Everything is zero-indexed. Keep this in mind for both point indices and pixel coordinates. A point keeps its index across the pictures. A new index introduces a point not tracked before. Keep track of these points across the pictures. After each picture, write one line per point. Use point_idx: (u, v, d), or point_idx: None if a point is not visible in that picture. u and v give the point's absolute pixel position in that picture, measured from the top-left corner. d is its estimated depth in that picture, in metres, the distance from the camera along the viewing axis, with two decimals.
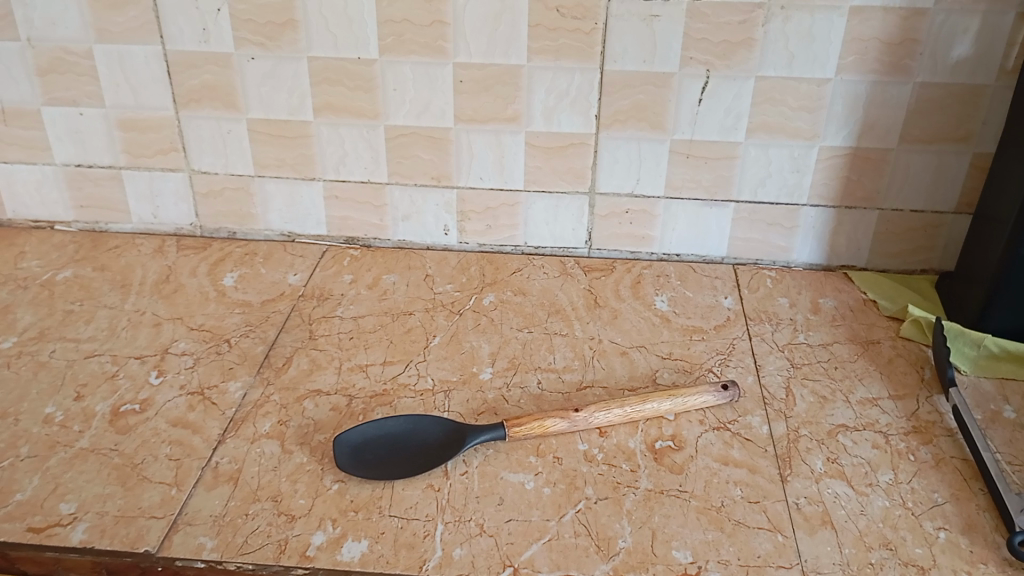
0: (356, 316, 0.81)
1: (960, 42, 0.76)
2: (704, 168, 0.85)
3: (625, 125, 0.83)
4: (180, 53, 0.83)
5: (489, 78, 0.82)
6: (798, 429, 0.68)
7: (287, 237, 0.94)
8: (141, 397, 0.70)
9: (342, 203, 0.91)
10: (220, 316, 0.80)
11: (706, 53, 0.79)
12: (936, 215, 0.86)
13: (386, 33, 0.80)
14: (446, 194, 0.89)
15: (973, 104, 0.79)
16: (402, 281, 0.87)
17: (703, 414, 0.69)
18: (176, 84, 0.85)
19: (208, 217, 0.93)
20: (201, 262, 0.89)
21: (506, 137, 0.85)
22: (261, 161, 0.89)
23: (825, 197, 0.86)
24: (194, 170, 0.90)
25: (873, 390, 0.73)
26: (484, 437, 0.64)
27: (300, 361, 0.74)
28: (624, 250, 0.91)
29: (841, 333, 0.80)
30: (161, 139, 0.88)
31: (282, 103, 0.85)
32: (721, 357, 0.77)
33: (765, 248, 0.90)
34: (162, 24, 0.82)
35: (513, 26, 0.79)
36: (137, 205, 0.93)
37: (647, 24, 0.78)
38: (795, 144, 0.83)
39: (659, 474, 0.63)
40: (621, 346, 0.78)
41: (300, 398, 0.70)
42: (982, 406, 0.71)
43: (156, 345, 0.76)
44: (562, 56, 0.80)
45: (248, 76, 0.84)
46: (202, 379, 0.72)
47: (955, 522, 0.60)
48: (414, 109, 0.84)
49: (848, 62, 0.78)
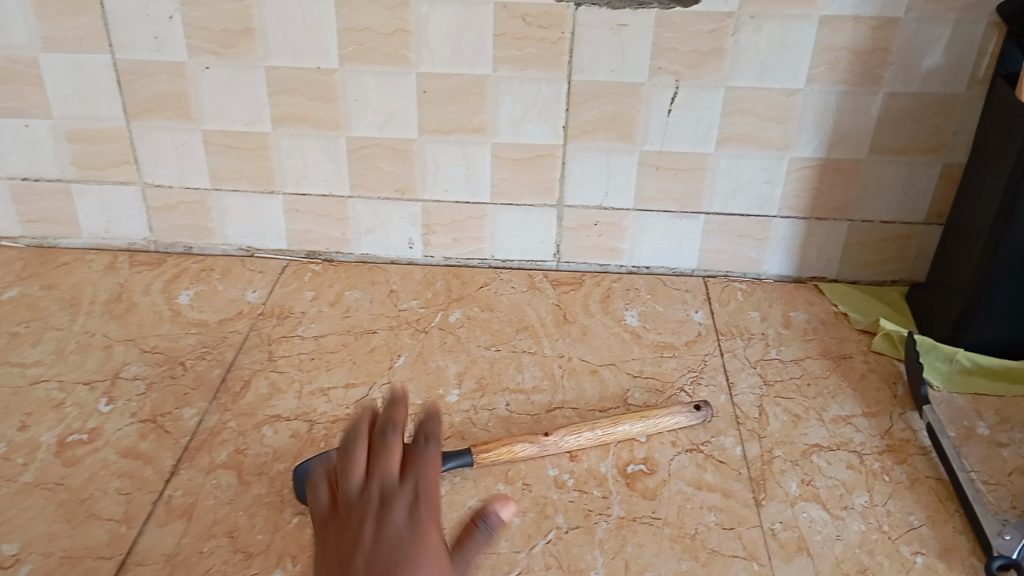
0: (317, 335, 0.78)
1: (931, 52, 0.75)
2: (675, 181, 0.84)
3: (594, 136, 0.81)
4: (132, 62, 0.80)
5: (455, 88, 0.79)
6: (771, 449, 0.67)
7: (246, 251, 0.90)
8: (89, 425, 0.67)
9: (303, 217, 0.88)
10: (174, 336, 0.77)
11: (676, 63, 0.77)
12: (906, 226, 0.85)
13: (347, 42, 0.78)
14: (411, 207, 0.87)
15: (944, 115, 0.78)
16: (365, 297, 0.84)
17: (676, 435, 0.68)
18: (127, 94, 0.81)
19: (162, 231, 0.89)
20: (154, 279, 0.86)
21: (472, 149, 0.83)
22: (219, 173, 0.86)
23: (796, 209, 0.85)
24: (147, 183, 0.87)
25: (847, 407, 0.72)
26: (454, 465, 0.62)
27: (259, 385, 0.71)
28: (594, 263, 0.89)
29: (813, 348, 0.79)
30: (113, 151, 0.85)
31: (240, 113, 0.82)
32: (693, 374, 0.75)
33: (736, 260, 0.88)
34: (112, 33, 0.78)
35: (479, 35, 0.77)
36: (88, 220, 0.89)
37: (616, 34, 0.76)
38: (766, 155, 0.82)
39: (632, 500, 0.62)
40: (592, 364, 0.76)
41: (259, 424, 0.67)
42: (956, 423, 0.70)
43: (107, 369, 0.73)
44: (529, 65, 0.78)
45: (204, 86, 0.81)
46: (155, 406, 0.69)
47: (932, 546, 0.59)
48: (377, 120, 0.82)
49: (819, 72, 0.77)
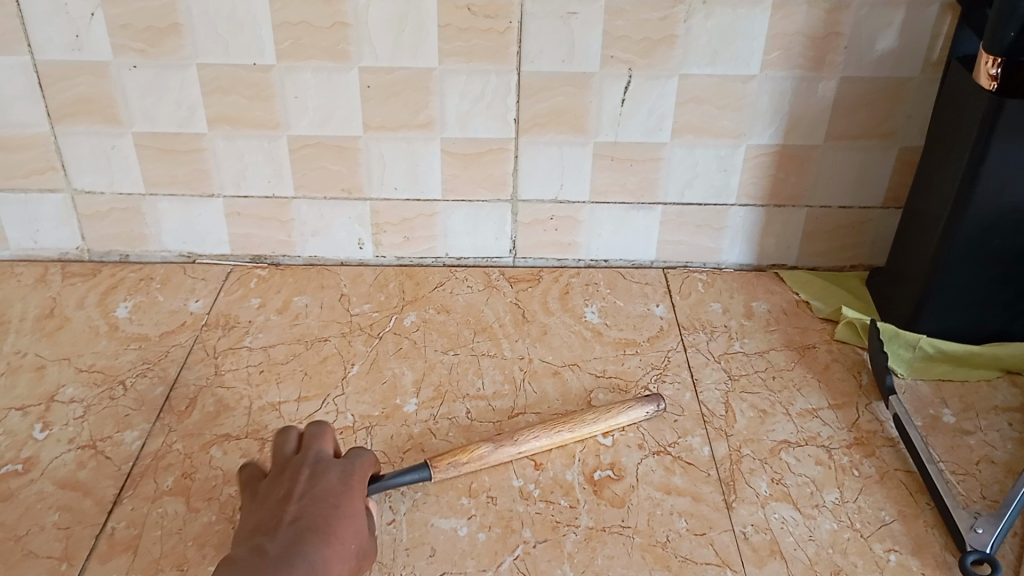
0: (265, 346, 0.74)
1: (884, 35, 0.74)
2: (630, 172, 0.81)
3: (545, 129, 0.79)
4: (51, 63, 0.75)
5: (399, 83, 0.76)
6: (739, 448, 0.66)
7: (186, 258, 0.86)
8: (22, 455, 0.62)
9: (245, 220, 0.84)
10: (113, 353, 0.73)
11: (626, 52, 0.75)
12: (863, 211, 0.84)
13: (282, 37, 0.74)
14: (358, 207, 0.83)
15: (899, 97, 0.77)
16: (315, 302, 0.81)
17: (642, 438, 0.66)
18: (48, 97, 0.76)
19: (95, 240, 0.85)
20: (89, 292, 0.81)
21: (419, 145, 0.79)
22: (152, 178, 0.81)
23: (753, 197, 0.83)
24: (75, 190, 0.82)
25: (812, 400, 0.71)
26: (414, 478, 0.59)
27: (205, 403, 0.68)
28: (550, 258, 0.87)
29: (776, 339, 0.78)
30: (36, 158, 0.80)
31: (171, 114, 0.77)
32: (657, 372, 0.73)
33: (694, 251, 0.87)
34: (27, 32, 0.73)
35: (421, 27, 0.73)
36: (14, 231, 0.84)
37: (564, 23, 0.73)
38: (722, 144, 0.80)
39: (600, 509, 0.60)
40: (553, 366, 0.74)
41: (206, 446, 0.63)
42: (921, 412, 0.70)
43: (40, 393, 0.69)
44: (475, 57, 0.75)
45: (130, 87, 0.76)
46: (93, 431, 0.65)
47: (904, 543, 0.58)
48: (318, 118, 0.78)
49: (772, 58, 0.75)
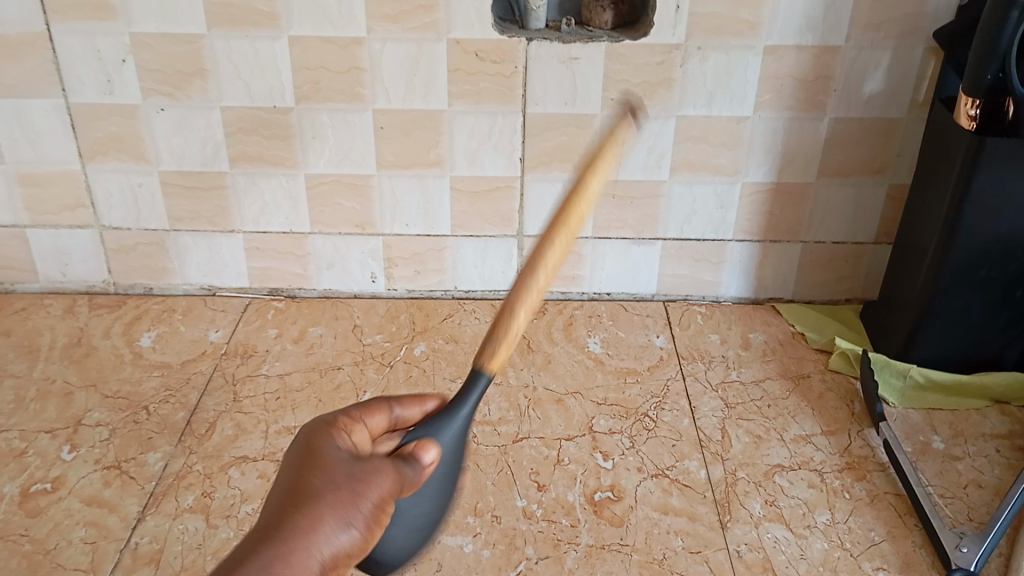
0: (282, 373, 0.78)
1: (871, 77, 0.78)
2: (631, 208, 0.85)
3: (549, 167, 0.83)
4: (84, 105, 0.79)
5: (411, 123, 0.80)
6: (735, 471, 0.68)
7: (207, 290, 0.90)
8: (52, 474, 0.66)
9: (264, 254, 0.88)
10: (137, 380, 0.77)
11: (626, 94, 0.79)
12: (857, 245, 0.87)
13: (302, 80, 0.78)
14: (371, 241, 0.87)
15: (888, 137, 0.81)
16: (329, 332, 0.84)
17: (641, 461, 0.69)
18: (80, 137, 0.81)
19: (121, 273, 0.89)
20: (115, 322, 0.85)
21: (430, 182, 0.84)
22: (176, 214, 0.85)
23: (749, 232, 0.87)
24: (104, 226, 0.86)
25: (806, 426, 0.73)
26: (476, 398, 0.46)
27: (224, 427, 0.71)
28: (555, 291, 0.90)
29: (772, 369, 0.81)
30: (68, 195, 0.84)
31: (195, 153, 0.82)
32: (657, 400, 0.76)
33: (694, 284, 0.90)
34: (63, 76, 0.78)
35: (431, 71, 0.78)
36: (44, 264, 0.88)
37: (567, 67, 0.77)
38: (718, 181, 0.84)
39: (600, 528, 0.62)
40: (557, 393, 0.77)
41: (225, 466, 0.67)
42: (912, 438, 0.72)
43: (68, 417, 0.72)
44: (483, 99, 0.79)
45: (158, 127, 0.81)
46: (118, 452, 0.68)
47: (893, 561, 0.61)
48: (334, 156, 0.82)
49: (765, 100, 0.79)
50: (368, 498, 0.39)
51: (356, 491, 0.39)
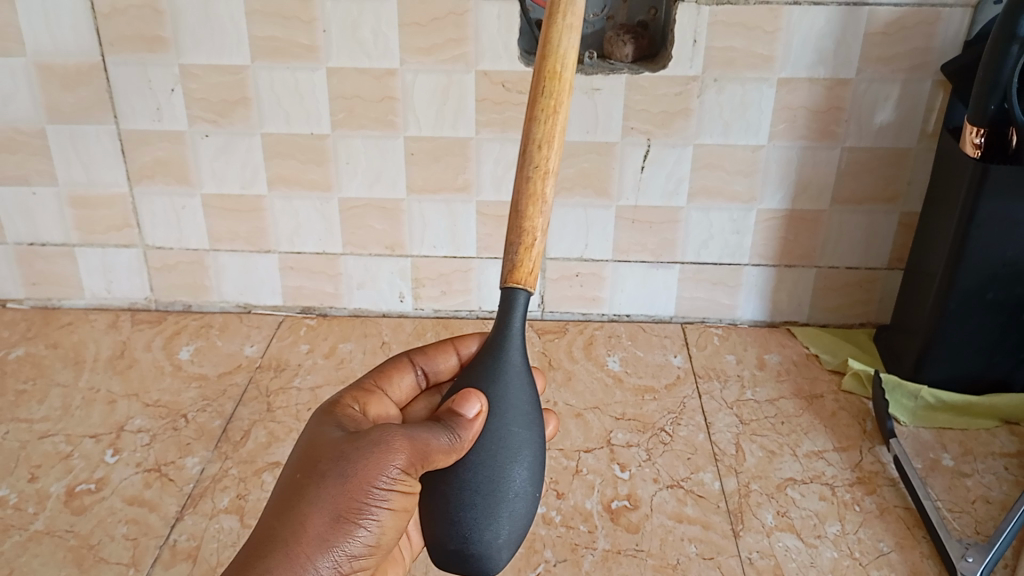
0: (313, 386, 0.81)
1: (882, 109, 0.81)
2: (650, 232, 0.88)
3: (572, 192, 0.86)
4: (134, 131, 0.84)
5: (440, 150, 0.84)
6: (748, 483, 0.71)
7: (242, 308, 0.94)
8: (96, 475, 0.70)
9: (298, 273, 0.92)
10: (176, 390, 0.80)
11: (646, 123, 0.83)
12: (870, 270, 0.90)
13: (338, 109, 0.83)
14: (400, 262, 0.91)
15: (899, 166, 0.84)
16: (358, 348, 0.88)
17: (657, 473, 0.71)
18: (128, 161, 0.86)
19: (162, 290, 0.93)
20: (155, 336, 0.89)
21: (457, 207, 0.87)
22: (216, 234, 0.90)
23: (765, 257, 0.90)
24: (147, 245, 0.91)
25: (818, 443, 0.76)
26: (522, 312, 0.48)
27: (258, 434, 0.74)
28: (577, 312, 0.94)
29: (786, 388, 0.83)
30: (115, 215, 0.89)
31: (236, 177, 0.87)
32: (673, 415, 0.79)
33: (711, 307, 0.93)
34: (116, 104, 0.83)
35: (460, 101, 0.82)
36: (90, 281, 0.93)
37: (589, 97, 0.81)
38: (734, 207, 0.87)
39: (616, 534, 0.65)
40: (576, 408, 0.79)
41: (259, 471, 0.70)
42: (922, 455, 0.74)
43: (111, 423, 0.76)
44: (508, 128, 0.83)
45: (202, 153, 0.85)
46: (158, 456, 0.72)
47: (900, 570, 0.63)
48: (366, 180, 0.86)
49: (779, 130, 0.83)
50: (368, 481, 0.44)
51: (354, 481, 0.44)
